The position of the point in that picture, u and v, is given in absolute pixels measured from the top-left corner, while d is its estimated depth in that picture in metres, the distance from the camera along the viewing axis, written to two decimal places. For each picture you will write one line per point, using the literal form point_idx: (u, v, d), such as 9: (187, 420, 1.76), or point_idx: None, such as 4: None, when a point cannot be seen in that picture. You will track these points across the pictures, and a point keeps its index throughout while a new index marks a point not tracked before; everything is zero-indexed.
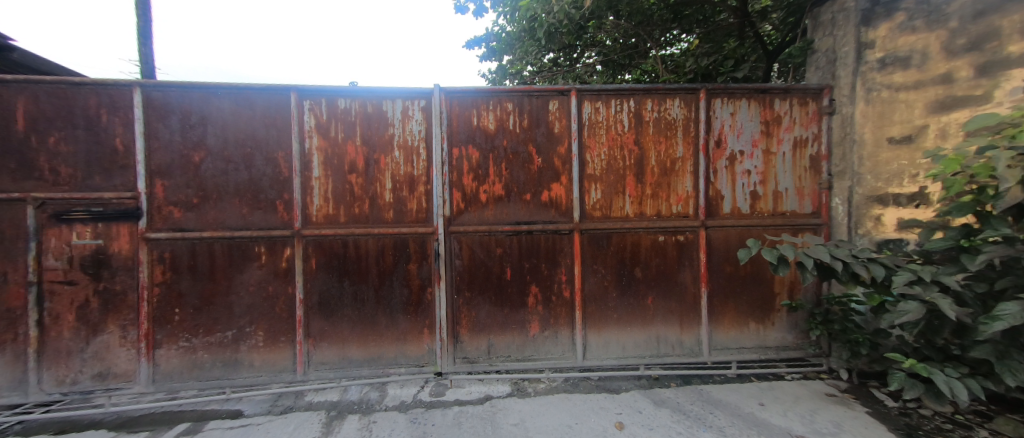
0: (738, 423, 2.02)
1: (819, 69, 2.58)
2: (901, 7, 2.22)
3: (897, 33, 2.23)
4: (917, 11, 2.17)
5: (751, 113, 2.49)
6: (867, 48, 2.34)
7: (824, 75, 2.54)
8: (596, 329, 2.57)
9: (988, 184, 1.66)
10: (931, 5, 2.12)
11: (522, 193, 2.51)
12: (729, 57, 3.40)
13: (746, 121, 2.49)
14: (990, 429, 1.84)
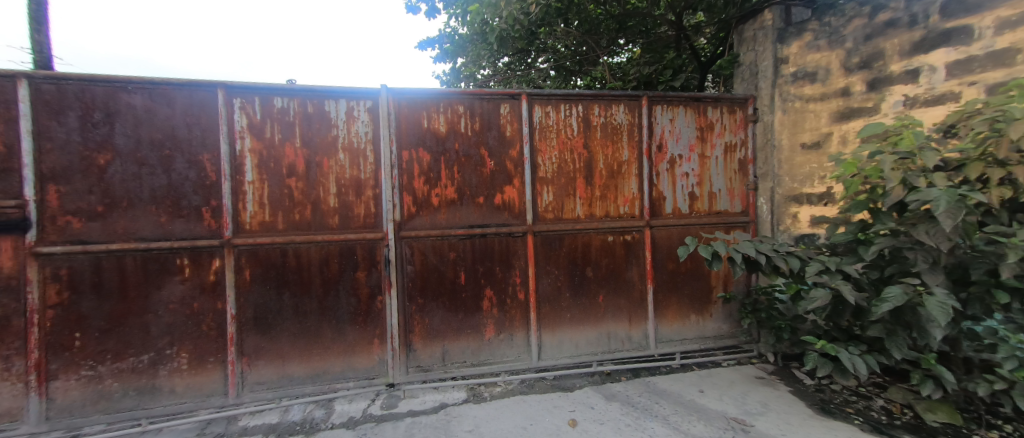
0: (681, 410, 2.15)
1: (745, 80, 2.84)
2: (808, 28, 2.51)
3: (806, 51, 2.53)
4: (820, 32, 2.47)
5: (687, 120, 2.68)
6: (782, 64, 2.63)
7: (749, 86, 2.80)
8: (550, 330, 2.62)
9: (879, 184, 1.91)
10: (831, 27, 2.43)
11: (475, 196, 2.50)
12: (668, 67, 3.65)
13: (683, 127, 2.68)
14: (885, 397, 2.12)
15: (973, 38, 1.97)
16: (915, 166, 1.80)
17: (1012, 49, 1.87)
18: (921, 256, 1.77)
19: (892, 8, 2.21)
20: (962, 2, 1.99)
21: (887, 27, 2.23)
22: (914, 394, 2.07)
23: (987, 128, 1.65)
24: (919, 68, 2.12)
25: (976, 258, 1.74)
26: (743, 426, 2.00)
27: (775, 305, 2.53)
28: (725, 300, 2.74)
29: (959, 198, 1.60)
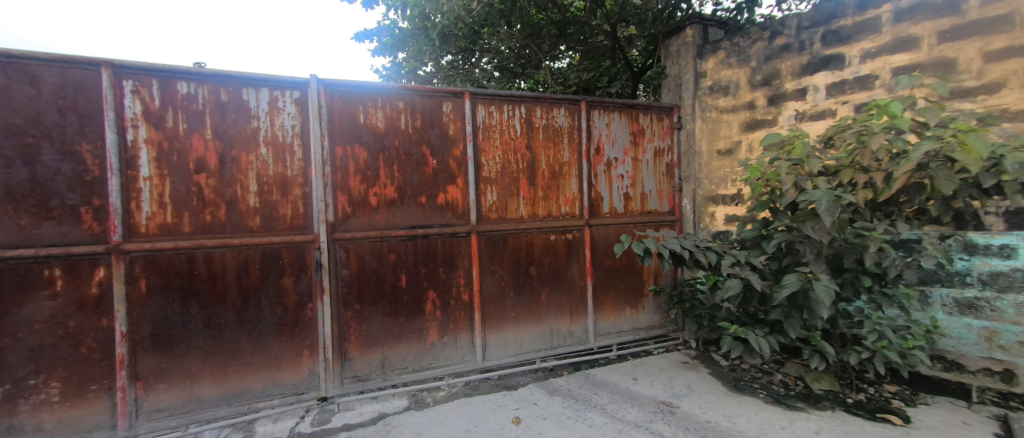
0: (617, 399, 2.28)
1: (671, 91, 3.10)
2: (721, 47, 2.82)
3: (720, 67, 2.84)
4: (731, 51, 2.78)
5: (622, 125, 2.85)
6: (701, 78, 2.93)
7: (674, 96, 3.07)
8: (495, 330, 2.62)
9: (777, 186, 2.19)
10: (739, 47, 2.75)
11: (416, 196, 2.44)
12: (604, 74, 3.91)
13: (618, 132, 2.84)
14: (784, 371, 2.45)
15: (846, 65, 2.35)
16: (804, 171, 2.08)
17: (874, 76, 2.26)
18: (809, 248, 2.06)
19: (786, 35, 2.56)
20: (838, 34, 2.38)
21: (782, 50, 2.58)
22: (804, 367, 2.42)
23: (855, 140, 1.97)
24: (807, 88, 2.49)
25: (849, 248, 2.05)
26: (670, 408, 2.18)
27: (697, 295, 2.81)
28: (656, 292, 2.96)
29: (835, 198, 1.89)
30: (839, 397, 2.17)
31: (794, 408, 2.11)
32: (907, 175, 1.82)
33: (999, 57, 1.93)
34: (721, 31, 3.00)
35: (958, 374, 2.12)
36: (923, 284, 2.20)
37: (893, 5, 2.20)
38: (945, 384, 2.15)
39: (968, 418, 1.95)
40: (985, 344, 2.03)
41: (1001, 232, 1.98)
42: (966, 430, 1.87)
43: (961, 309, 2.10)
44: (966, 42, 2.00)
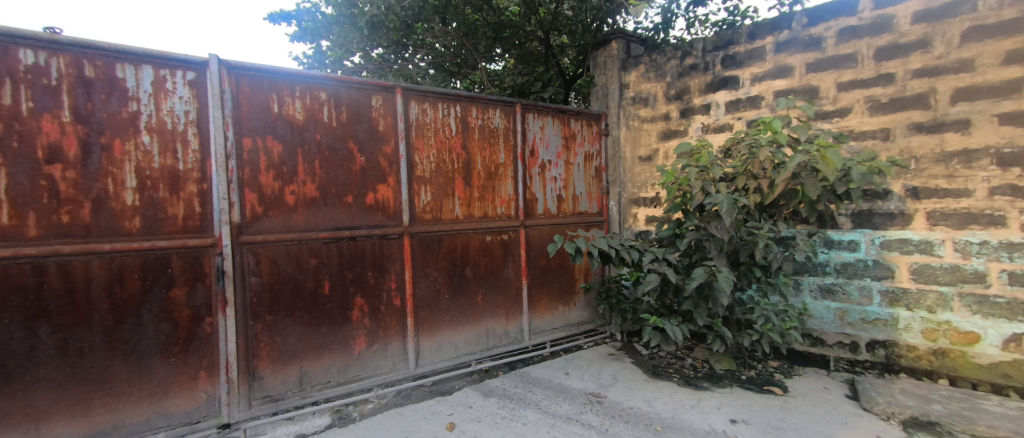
0: (550, 394, 2.36)
1: (599, 99, 3.30)
2: (641, 62, 3.09)
3: (641, 80, 3.10)
4: (650, 66, 3.06)
5: (555, 129, 2.96)
6: (625, 88, 3.17)
7: (602, 104, 3.26)
8: (428, 334, 2.55)
9: (688, 190, 2.45)
10: (656, 64, 3.03)
11: (342, 195, 2.28)
12: (537, 79, 3.95)
13: (551, 135, 2.95)
14: (693, 355, 2.75)
15: (740, 86, 2.72)
16: (709, 177, 2.35)
17: (762, 97, 2.64)
18: (713, 245, 2.33)
19: (694, 55, 2.88)
20: (735, 59, 2.74)
21: (691, 69, 2.90)
22: (709, 350, 2.74)
23: (747, 152, 2.28)
24: (711, 104, 2.82)
25: (743, 244, 2.35)
26: (599, 398, 2.31)
27: (622, 290, 3.05)
28: (586, 290, 3.12)
29: (733, 201, 2.16)
30: (736, 374, 2.50)
31: (701, 388, 2.38)
32: (785, 182, 2.15)
33: (848, 87, 2.38)
34: (642, 47, 3.26)
35: (821, 347, 2.56)
36: (796, 274, 2.62)
37: (774, 37, 2.60)
38: (811, 356, 2.59)
39: (828, 383, 2.38)
40: (839, 321, 2.49)
41: (850, 229, 2.43)
42: (827, 394, 2.27)
43: (824, 293, 2.53)
44: (826, 74, 2.44)
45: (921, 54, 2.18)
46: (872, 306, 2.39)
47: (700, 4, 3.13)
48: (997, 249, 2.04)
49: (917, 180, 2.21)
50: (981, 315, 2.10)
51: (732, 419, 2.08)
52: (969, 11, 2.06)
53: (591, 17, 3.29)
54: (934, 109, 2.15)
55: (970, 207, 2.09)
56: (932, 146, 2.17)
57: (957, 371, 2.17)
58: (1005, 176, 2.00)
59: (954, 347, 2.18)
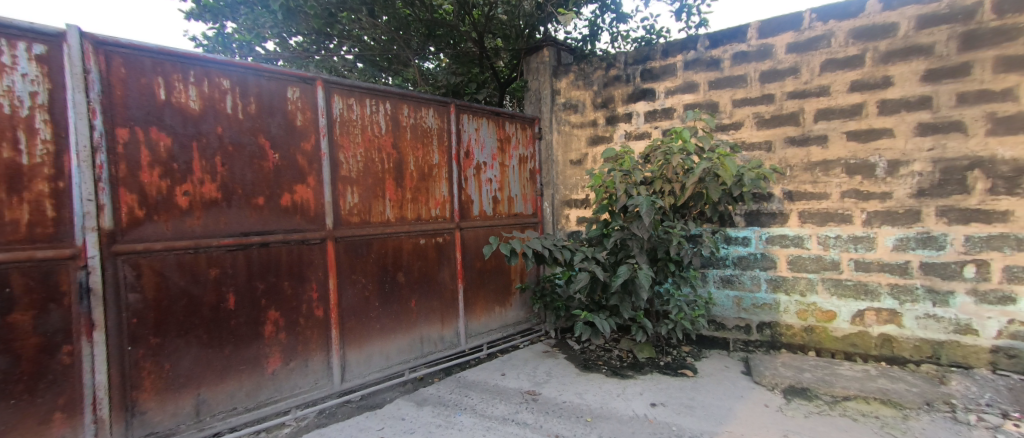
0: (486, 397, 2.39)
1: (532, 103, 3.44)
2: (571, 71, 3.28)
3: (571, 87, 3.29)
4: (578, 75, 3.25)
5: (489, 131, 3.05)
6: (556, 94, 3.34)
7: (535, 108, 3.40)
8: (355, 345, 2.42)
9: (614, 193, 2.63)
10: (584, 73, 3.23)
11: (250, 196, 2.04)
12: (472, 81, 3.88)
13: (486, 137, 3.03)
14: (619, 347, 2.95)
15: (657, 98, 2.99)
16: (631, 180, 2.57)
17: (675, 109, 2.93)
18: (636, 244, 2.53)
19: (617, 67, 3.12)
20: (652, 73, 3.00)
21: (614, 80, 3.13)
22: (633, 341, 2.96)
23: (663, 158, 2.51)
24: (632, 113, 3.08)
25: (660, 242, 2.58)
26: (533, 396, 2.39)
27: (556, 289, 3.20)
28: (521, 290, 3.25)
29: (652, 203, 2.37)
30: (655, 361, 2.74)
31: (627, 377, 2.57)
32: (694, 184, 2.40)
33: (741, 104, 2.75)
34: (571, 56, 3.45)
35: (722, 330, 2.92)
36: (703, 267, 2.94)
37: (683, 56, 2.90)
38: (715, 339, 2.94)
39: (728, 362, 2.72)
40: (736, 307, 2.86)
41: (743, 227, 2.80)
42: (728, 373, 2.59)
43: (725, 283, 2.89)
44: (723, 91, 2.80)
45: (793, 79, 2.61)
46: (760, 293, 2.78)
47: (622, 20, 3.37)
48: (846, 241, 2.52)
49: (792, 185, 2.64)
50: (837, 295, 2.57)
51: (652, 403, 2.29)
52: (826, 47, 2.52)
53: (524, 23, 3.37)
54: (803, 125, 2.59)
55: (829, 208, 2.55)
56: (801, 157, 2.61)
57: (821, 343, 2.63)
58: (851, 182, 2.49)
59: (819, 324, 2.63)
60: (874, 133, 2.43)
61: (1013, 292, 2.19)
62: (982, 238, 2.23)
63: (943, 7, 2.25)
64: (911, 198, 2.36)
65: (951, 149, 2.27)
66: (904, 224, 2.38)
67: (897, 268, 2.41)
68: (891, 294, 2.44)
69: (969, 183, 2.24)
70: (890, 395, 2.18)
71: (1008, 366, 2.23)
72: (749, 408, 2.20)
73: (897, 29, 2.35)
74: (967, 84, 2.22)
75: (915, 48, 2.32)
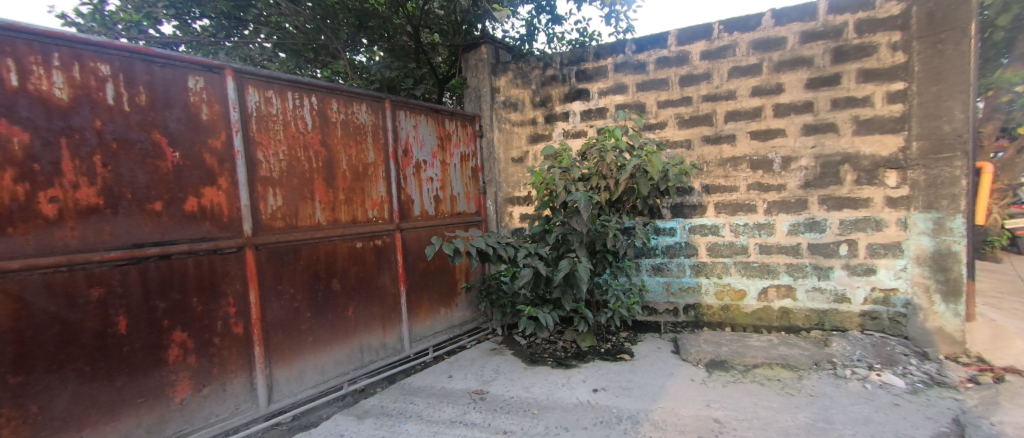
0: (433, 401, 2.34)
1: (472, 101, 3.41)
2: (508, 69, 3.32)
3: (510, 86, 3.34)
4: (517, 74, 3.31)
5: (428, 128, 2.98)
6: (496, 92, 3.36)
7: (475, 106, 3.39)
8: (284, 361, 2.24)
9: (554, 190, 2.75)
10: (522, 72, 3.30)
11: (144, 201, 1.77)
12: (408, 76, 3.62)
13: (425, 135, 2.96)
14: (564, 338, 3.06)
15: (591, 98, 3.16)
16: (569, 177, 2.70)
17: (607, 109, 3.12)
18: (576, 238, 2.67)
19: (554, 67, 3.23)
20: (586, 74, 3.15)
21: (551, 80, 3.25)
22: (576, 332, 3.08)
23: (598, 155, 2.68)
24: (569, 112, 3.22)
25: (598, 235, 2.73)
26: (481, 395, 2.39)
27: (501, 286, 3.23)
28: (467, 289, 3.22)
29: (589, 199, 2.50)
30: (597, 349, 2.89)
31: (571, 367, 2.69)
32: (626, 179, 2.58)
33: (665, 105, 2.99)
34: (509, 54, 3.48)
35: (654, 315, 3.16)
36: (637, 257, 3.16)
37: (613, 59, 3.08)
38: (649, 323, 3.17)
39: (660, 344, 2.95)
40: (665, 292, 3.11)
41: (670, 218, 3.05)
42: (660, 353, 2.81)
43: (655, 271, 3.13)
44: (648, 92, 3.03)
45: (707, 83, 2.90)
46: (685, 278, 3.05)
47: (557, 22, 3.47)
48: (752, 228, 2.86)
49: (708, 179, 2.94)
50: (746, 276, 2.91)
51: (595, 389, 2.41)
52: (732, 56, 2.84)
53: (461, 18, 3.39)
54: (716, 126, 2.89)
55: (739, 199, 2.88)
56: (715, 154, 2.91)
57: (735, 319, 2.96)
58: (755, 176, 2.83)
59: (732, 302, 2.96)
60: (771, 133, 2.78)
61: (871, 264, 2.67)
62: (851, 221, 2.67)
63: (819, 25, 2.65)
64: (801, 189, 2.75)
65: (828, 146, 2.68)
66: (795, 211, 2.77)
67: (791, 250, 2.80)
68: (787, 272, 2.83)
69: (842, 176, 2.67)
70: (789, 360, 2.54)
71: (872, 327, 2.70)
72: (677, 384, 2.42)
73: (785, 42, 2.72)
74: (838, 92, 2.65)
75: (800, 60, 2.70)
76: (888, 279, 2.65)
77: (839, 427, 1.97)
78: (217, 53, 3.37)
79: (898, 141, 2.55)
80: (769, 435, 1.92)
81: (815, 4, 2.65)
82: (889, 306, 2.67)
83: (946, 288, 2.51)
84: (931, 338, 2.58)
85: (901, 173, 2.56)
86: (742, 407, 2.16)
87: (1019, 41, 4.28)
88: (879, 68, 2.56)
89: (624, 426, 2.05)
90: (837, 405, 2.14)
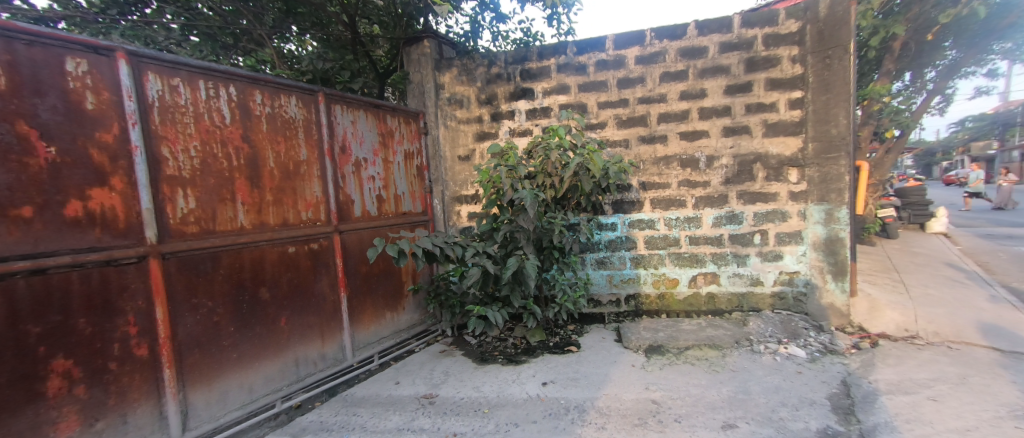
0: (378, 411, 2.24)
1: (416, 97, 3.30)
2: (452, 65, 3.27)
3: (455, 82, 3.28)
4: (461, 70, 3.26)
5: (368, 124, 2.83)
6: (440, 89, 3.28)
7: (419, 102, 3.29)
8: (202, 382, 2.01)
9: (500, 188, 2.77)
10: (466, 69, 3.27)
11: (8, 206, 1.50)
12: (345, 68, 3.35)
13: (364, 131, 2.80)
14: (514, 335, 3.09)
15: (535, 97, 3.22)
16: (516, 175, 2.74)
17: (552, 108, 3.21)
18: (523, 236, 2.72)
19: (498, 66, 3.25)
20: (530, 73, 3.21)
21: (496, 77, 3.26)
22: (525, 327, 3.13)
23: (543, 153, 2.75)
24: (514, 111, 3.26)
25: (545, 232, 2.80)
26: (430, 399, 2.34)
27: (450, 287, 3.17)
28: (414, 291, 3.12)
29: (534, 197, 2.56)
30: (546, 343, 2.96)
31: (520, 362, 2.72)
32: (570, 177, 2.67)
33: (605, 106, 3.14)
34: (453, 50, 3.42)
35: (599, 307, 3.31)
36: (582, 252, 3.27)
37: (555, 60, 3.16)
38: (594, 315, 3.31)
39: (604, 334, 3.10)
40: (608, 284, 3.27)
41: (611, 214, 3.20)
42: (604, 343, 2.94)
43: (599, 264, 3.26)
44: (588, 93, 3.15)
45: (641, 86, 3.08)
46: (625, 270, 3.23)
47: (501, 20, 3.47)
48: (683, 221, 3.11)
49: (644, 176, 3.13)
50: (678, 265, 3.15)
51: (544, 382, 2.46)
52: (663, 61, 3.05)
53: (402, 10, 3.27)
54: (649, 126, 3.09)
55: (671, 194, 3.11)
56: (649, 153, 3.11)
57: (670, 306, 3.19)
58: (684, 174, 3.07)
59: (666, 291, 3.19)
60: (697, 134, 3.04)
61: (779, 251, 3.03)
62: (763, 213, 3.01)
63: (734, 37, 2.94)
64: (722, 185, 3.04)
65: (744, 147, 3.00)
66: (718, 205, 3.05)
67: (715, 240, 3.09)
68: (713, 261, 3.11)
69: (755, 173, 3.00)
70: (714, 340, 2.80)
71: (780, 306, 3.08)
72: (620, 371, 2.56)
73: (707, 51, 2.99)
74: (751, 98, 2.96)
75: (720, 68, 2.98)
76: (792, 263, 3.03)
77: (756, 397, 2.22)
78: (110, 33, 2.92)
79: (798, 142, 2.92)
80: (700, 410, 2.12)
81: (731, 17, 2.93)
82: (792, 286, 3.05)
83: (836, 268, 2.92)
84: (824, 313, 2.99)
85: (800, 171, 2.93)
86: (676, 387, 2.35)
87: (887, 59, 5.09)
88: (782, 78, 2.90)
89: (571, 416, 2.12)
90: (754, 377, 2.42)
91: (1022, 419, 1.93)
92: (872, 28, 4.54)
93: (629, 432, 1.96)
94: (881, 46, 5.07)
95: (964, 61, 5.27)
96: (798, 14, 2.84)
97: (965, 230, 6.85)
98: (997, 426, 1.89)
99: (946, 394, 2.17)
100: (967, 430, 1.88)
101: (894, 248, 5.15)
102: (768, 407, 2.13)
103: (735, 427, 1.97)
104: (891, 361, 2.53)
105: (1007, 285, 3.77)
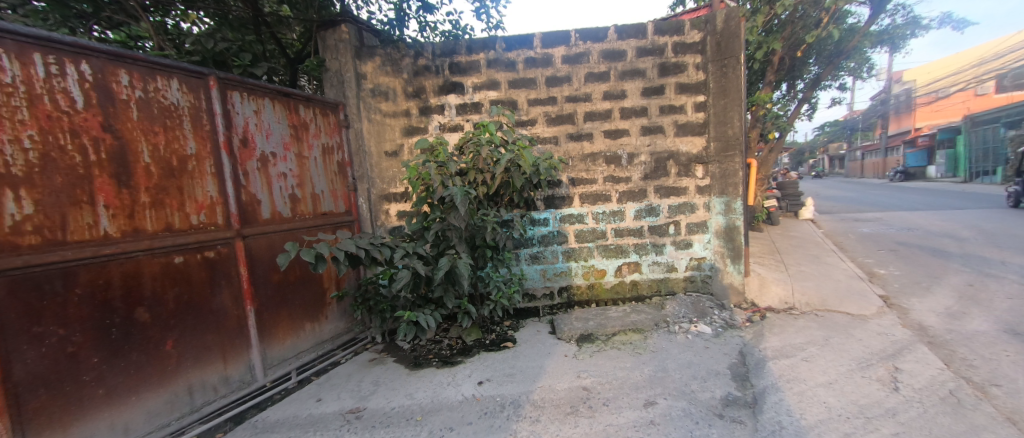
0: (295, 434, 1.99)
1: (333, 86, 3.01)
2: (376, 54, 3.04)
3: (378, 72, 3.06)
4: (386, 60, 3.06)
5: (276, 115, 2.50)
6: (362, 79, 3.02)
7: (338, 93, 3.00)
8: (51, 429, 1.62)
9: (430, 185, 2.65)
10: (391, 59, 3.08)
11: None
12: (245, 50, 2.91)
13: (271, 122, 2.47)
14: (451, 336, 2.98)
15: (465, 92, 3.15)
16: (446, 171, 2.64)
17: (482, 104, 3.17)
18: (455, 234, 2.62)
19: (425, 58, 3.12)
20: (459, 67, 3.12)
21: (424, 70, 3.12)
22: (461, 327, 3.04)
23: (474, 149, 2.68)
24: (444, 105, 3.15)
25: (478, 229, 2.73)
26: (356, 413, 2.14)
27: (379, 291, 2.95)
28: (338, 298, 2.85)
29: (465, 194, 2.47)
30: (482, 342, 2.92)
31: (456, 363, 2.63)
32: (502, 172, 2.64)
33: (534, 104, 3.17)
34: (376, 39, 3.13)
35: (534, 300, 3.35)
36: (517, 248, 3.28)
37: (484, 54, 3.12)
38: (529, 309, 3.35)
39: (539, 327, 3.14)
40: (542, 278, 3.32)
41: (543, 209, 3.26)
42: (539, 336, 2.98)
43: (533, 259, 3.30)
44: (518, 89, 3.16)
45: (568, 85, 3.17)
46: (558, 263, 3.32)
47: (429, 10, 3.32)
48: (608, 215, 3.28)
49: (573, 173, 3.23)
50: (606, 256, 3.32)
51: (479, 382, 2.40)
52: (587, 62, 3.17)
53: None
54: (576, 124, 3.20)
55: (597, 190, 3.25)
56: (576, 150, 3.21)
57: (598, 296, 3.36)
58: (608, 169, 3.24)
59: (595, 281, 3.34)
60: (619, 132, 3.22)
61: (689, 240, 3.35)
62: (676, 206, 3.29)
63: (649, 42, 3.16)
64: (641, 180, 3.26)
65: (659, 145, 3.24)
66: (638, 199, 3.27)
67: (637, 232, 3.31)
68: (636, 251, 3.33)
69: (668, 170, 3.26)
70: (637, 324, 3.00)
71: (691, 288, 3.41)
72: (555, 362, 2.60)
73: (625, 55, 3.17)
74: (664, 100, 3.21)
75: (637, 71, 3.19)
76: (701, 250, 3.36)
77: (671, 373, 2.42)
78: None
79: (703, 141, 3.24)
80: (625, 391, 2.25)
81: (646, 24, 3.15)
82: (700, 270, 3.39)
83: (734, 253, 3.30)
84: (726, 292, 3.36)
85: (704, 167, 3.27)
86: (605, 372, 2.46)
87: (769, 70, 5.89)
88: (689, 83, 3.20)
89: (507, 413, 2.10)
90: (671, 355, 2.64)
91: (867, 369, 2.38)
92: (757, 43, 5.25)
93: (562, 422, 2.00)
94: (764, 59, 5.89)
95: (822, 76, 6.34)
96: (701, 26, 3.15)
97: (828, 215, 8.26)
98: (850, 377, 2.29)
99: (815, 354, 2.58)
100: (830, 383, 2.26)
101: (777, 233, 6.02)
102: (682, 381, 2.33)
103: (656, 404, 2.13)
104: (776, 330, 2.95)
105: (857, 260, 4.63)
